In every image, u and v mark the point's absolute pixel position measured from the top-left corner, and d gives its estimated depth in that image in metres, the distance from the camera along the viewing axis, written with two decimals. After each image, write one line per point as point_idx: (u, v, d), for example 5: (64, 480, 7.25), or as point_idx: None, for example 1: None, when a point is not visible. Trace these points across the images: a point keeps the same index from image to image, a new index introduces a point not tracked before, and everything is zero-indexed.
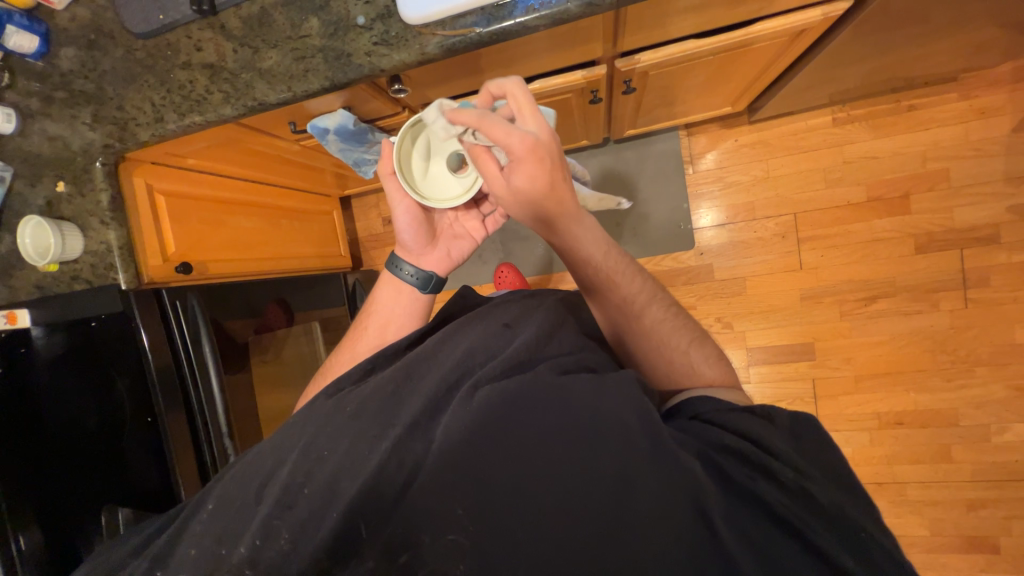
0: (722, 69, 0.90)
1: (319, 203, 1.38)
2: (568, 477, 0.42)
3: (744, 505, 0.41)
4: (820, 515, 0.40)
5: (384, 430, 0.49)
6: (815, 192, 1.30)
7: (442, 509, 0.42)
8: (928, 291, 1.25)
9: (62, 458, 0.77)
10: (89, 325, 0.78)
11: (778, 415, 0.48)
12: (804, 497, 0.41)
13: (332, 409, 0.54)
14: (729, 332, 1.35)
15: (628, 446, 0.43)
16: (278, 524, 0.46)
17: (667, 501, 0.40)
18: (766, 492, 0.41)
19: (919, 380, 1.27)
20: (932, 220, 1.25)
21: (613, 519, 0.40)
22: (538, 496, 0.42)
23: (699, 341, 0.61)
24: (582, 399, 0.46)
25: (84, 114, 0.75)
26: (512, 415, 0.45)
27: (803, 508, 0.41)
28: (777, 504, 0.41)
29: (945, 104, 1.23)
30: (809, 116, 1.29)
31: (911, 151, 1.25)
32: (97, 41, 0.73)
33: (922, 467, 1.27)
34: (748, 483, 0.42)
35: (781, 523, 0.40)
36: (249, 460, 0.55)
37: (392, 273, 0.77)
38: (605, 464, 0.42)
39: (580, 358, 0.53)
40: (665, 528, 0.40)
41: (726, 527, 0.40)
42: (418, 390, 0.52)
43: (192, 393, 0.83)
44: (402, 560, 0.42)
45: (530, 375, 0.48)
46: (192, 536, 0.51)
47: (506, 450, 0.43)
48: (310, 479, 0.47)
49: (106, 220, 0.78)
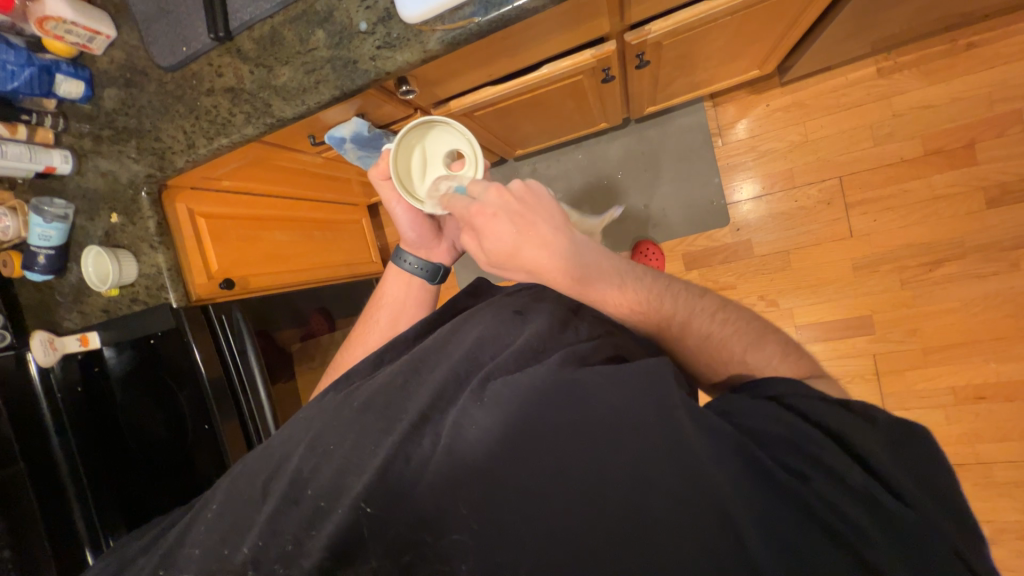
0: (745, 29, 0.84)
1: (348, 213, 1.42)
2: (580, 476, 0.41)
3: (781, 502, 0.37)
4: (881, 523, 0.36)
5: (390, 424, 0.50)
6: (861, 151, 1.20)
7: (445, 509, 0.42)
8: (1005, 250, 1.12)
9: (145, 456, 0.87)
10: (148, 341, 0.84)
11: (888, 419, 0.42)
12: (864, 498, 0.37)
13: (341, 402, 0.56)
14: (774, 310, 1.27)
15: (641, 443, 0.40)
16: (283, 522, 0.48)
17: (686, 505, 0.38)
18: (821, 488, 0.37)
19: (999, 348, 1.14)
20: (1005, 169, 1.12)
21: (622, 522, 0.39)
22: (547, 491, 0.41)
23: (758, 342, 0.51)
24: (595, 399, 0.43)
25: (130, 149, 0.81)
26: (525, 413, 0.44)
27: (867, 513, 0.37)
28: (818, 503, 0.37)
29: (1012, 36, 1.10)
30: (849, 70, 1.19)
31: (974, 94, 1.12)
32: (133, 79, 0.78)
33: (1010, 445, 1.14)
34: (794, 480, 0.38)
35: (827, 532, 0.36)
36: (254, 456, 0.57)
37: (396, 266, 0.79)
38: (618, 463, 0.40)
39: (597, 346, 0.51)
40: (680, 534, 0.37)
41: (755, 533, 0.36)
42: (425, 382, 0.53)
43: (244, 402, 0.88)
44: (406, 559, 0.43)
45: (542, 369, 0.47)
46: (199, 534, 0.53)
47: (515, 454, 0.42)
48: (316, 472, 0.49)
49: (155, 244, 0.83)
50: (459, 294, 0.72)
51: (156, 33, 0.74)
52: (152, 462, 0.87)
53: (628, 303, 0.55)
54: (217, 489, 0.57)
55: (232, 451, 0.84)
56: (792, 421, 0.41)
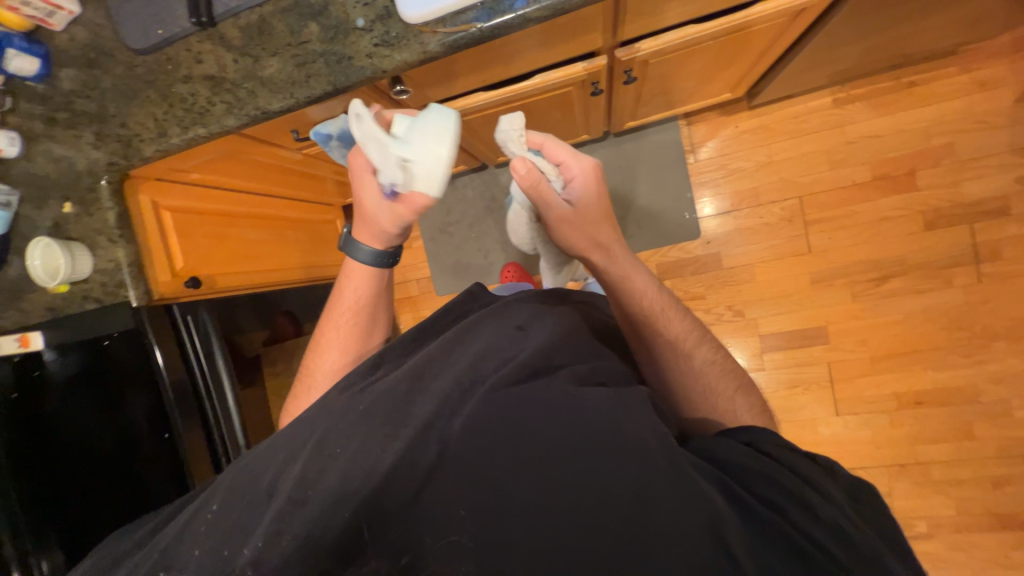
0: (721, 55, 0.90)
1: (321, 212, 1.37)
2: (590, 489, 0.43)
3: (765, 536, 0.42)
4: (855, 555, 0.41)
5: (396, 429, 0.48)
6: (818, 173, 1.29)
7: (450, 512, 0.44)
8: (940, 268, 1.24)
9: (88, 472, 0.77)
10: (102, 342, 0.78)
11: (841, 472, 0.50)
12: (837, 532, 0.42)
13: (347, 403, 0.54)
14: (740, 319, 1.34)
15: (646, 462, 0.44)
16: (285, 523, 0.45)
17: (688, 525, 0.41)
18: (798, 520, 0.43)
19: (935, 357, 1.26)
20: (940, 195, 1.24)
21: (629, 534, 0.41)
22: (556, 501, 0.43)
23: (745, 390, 0.65)
24: (601, 414, 0.47)
25: (89, 134, 0.75)
26: (535, 424, 0.46)
27: (840, 543, 0.42)
28: (797, 535, 0.42)
29: (946, 78, 1.23)
30: (809, 99, 1.29)
31: (914, 127, 1.25)
32: (96, 60, 0.73)
33: (944, 446, 1.25)
34: (773, 513, 0.43)
35: (812, 565, 0.41)
36: (254, 456, 0.55)
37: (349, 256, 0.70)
38: (624, 481, 0.43)
39: (595, 368, 0.53)
40: (683, 548, 0.40)
41: (747, 556, 0.41)
42: (431, 389, 0.52)
43: (209, 409, 0.84)
44: (404, 561, 0.44)
45: (549, 382, 0.49)
46: (197, 534, 0.49)
47: (527, 468, 0.44)
48: (322, 475, 0.47)
49: (114, 238, 0.77)
50: (455, 300, 0.70)
51: (127, 13, 0.69)
52: (97, 478, 0.78)
53: (656, 306, 0.67)
54: (217, 489, 0.53)
55: (194, 463, 0.80)
56: (761, 461, 0.48)
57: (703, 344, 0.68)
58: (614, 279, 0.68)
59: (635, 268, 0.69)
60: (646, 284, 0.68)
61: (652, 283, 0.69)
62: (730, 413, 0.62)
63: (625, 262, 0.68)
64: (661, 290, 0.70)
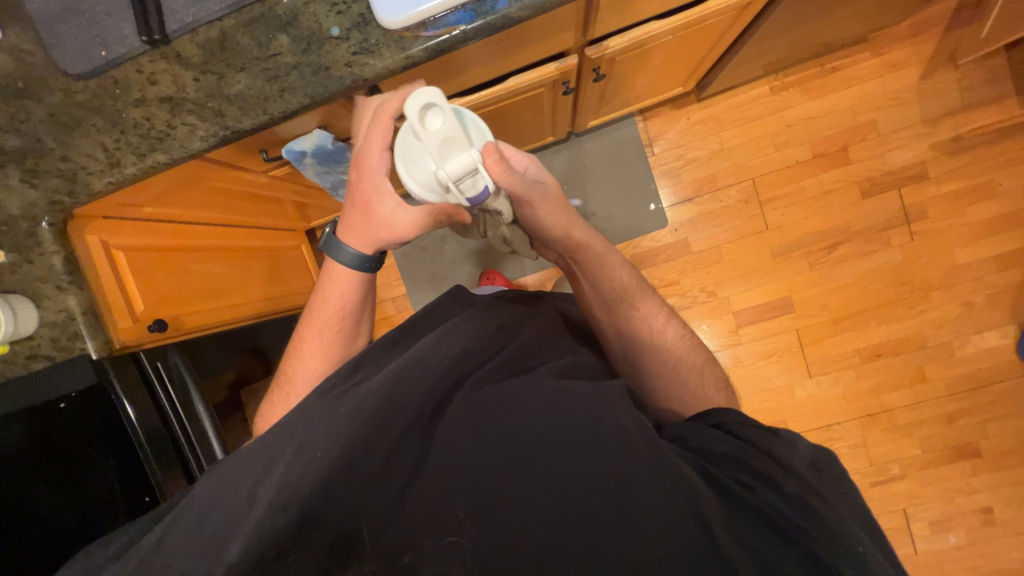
0: (679, 49, 0.95)
1: (284, 239, 1.30)
2: (573, 476, 0.47)
3: (742, 513, 0.46)
4: (821, 525, 0.45)
5: (383, 433, 0.48)
6: (766, 155, 1.39)
7: (444, 511, 0.46)
8: (878, 232, 1.37)
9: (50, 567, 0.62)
10: (56, 407, 0.66)
11: (802, 445, 0.55)
12: (801, 502, 0.47)
13: (330, 405, 0.52)
14: (714, 299, 1.41)
15: (626, 450, 0.47)
16: (270, 531, 0.44)
17: (668, 504, 0.45)
18: (767, 497, 0.47)
19: (887, 312, 1.38)
20: (870, 166, 1.37)
21: (610, 510, 0.45)
22: (543, 487, 0.46)
23: (711, 365, 0.70)
24: (582, 404, 0.50)
25: (18, 172, 0.66)
26: (520, 419, 0.49)
27: (809, 516, 0.46)
28: (768, 509, 0.46)
29: (861, 62, 1.37)
30: (750, 88, 1.39)
31: (841, 107, 1.38)
32: (26, 89, 0.65)
33: (904, 392, 1.37)
34: (745, 491, 0.47)
35: (783, 534, 0.45)
36: (234, 460, 0.52)
37: (331, 255, 0.65)
38: (605, 470, 0.47)
39: (577, 362, 0.58)
40: (660, 522, 0.45)
41: (724, 532, 0.45)
42: (419, 395, 0.50)
43: (193, 460, 0.76)
44: (405, 561, 0.45)
45: (530, 379, 0.52)
46: (177, 545, 0.47)
47: (516, 464, 0.47)
48: (304, 481, 0.45)
49: (62, 285, 0.69)
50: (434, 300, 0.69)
51: (61, 35, 0.63)
52: None
53: (624, 289, 0.70)
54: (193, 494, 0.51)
55: None
56: (730, 442, 0.52)
57: (671, 324, 0.72)
58: (580, 265, 0.70)
59: (606, 254, 0.69)
60: (618, 266, 0.70)
61: (622, 266, 0.71)
62: (699, 391, 0.66)
63: (597, 248, 0.69)
64: (630, 270, 0.72)
